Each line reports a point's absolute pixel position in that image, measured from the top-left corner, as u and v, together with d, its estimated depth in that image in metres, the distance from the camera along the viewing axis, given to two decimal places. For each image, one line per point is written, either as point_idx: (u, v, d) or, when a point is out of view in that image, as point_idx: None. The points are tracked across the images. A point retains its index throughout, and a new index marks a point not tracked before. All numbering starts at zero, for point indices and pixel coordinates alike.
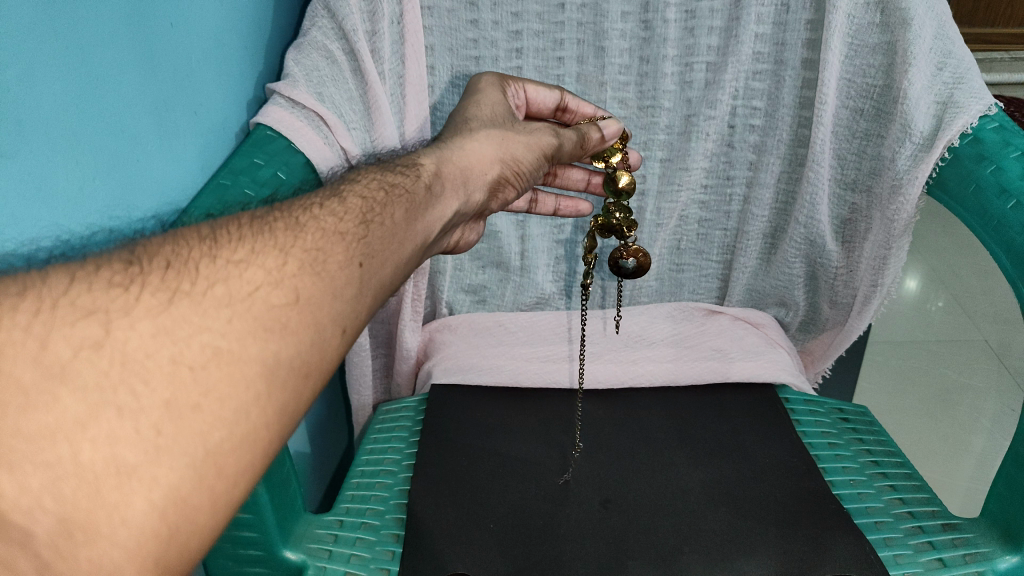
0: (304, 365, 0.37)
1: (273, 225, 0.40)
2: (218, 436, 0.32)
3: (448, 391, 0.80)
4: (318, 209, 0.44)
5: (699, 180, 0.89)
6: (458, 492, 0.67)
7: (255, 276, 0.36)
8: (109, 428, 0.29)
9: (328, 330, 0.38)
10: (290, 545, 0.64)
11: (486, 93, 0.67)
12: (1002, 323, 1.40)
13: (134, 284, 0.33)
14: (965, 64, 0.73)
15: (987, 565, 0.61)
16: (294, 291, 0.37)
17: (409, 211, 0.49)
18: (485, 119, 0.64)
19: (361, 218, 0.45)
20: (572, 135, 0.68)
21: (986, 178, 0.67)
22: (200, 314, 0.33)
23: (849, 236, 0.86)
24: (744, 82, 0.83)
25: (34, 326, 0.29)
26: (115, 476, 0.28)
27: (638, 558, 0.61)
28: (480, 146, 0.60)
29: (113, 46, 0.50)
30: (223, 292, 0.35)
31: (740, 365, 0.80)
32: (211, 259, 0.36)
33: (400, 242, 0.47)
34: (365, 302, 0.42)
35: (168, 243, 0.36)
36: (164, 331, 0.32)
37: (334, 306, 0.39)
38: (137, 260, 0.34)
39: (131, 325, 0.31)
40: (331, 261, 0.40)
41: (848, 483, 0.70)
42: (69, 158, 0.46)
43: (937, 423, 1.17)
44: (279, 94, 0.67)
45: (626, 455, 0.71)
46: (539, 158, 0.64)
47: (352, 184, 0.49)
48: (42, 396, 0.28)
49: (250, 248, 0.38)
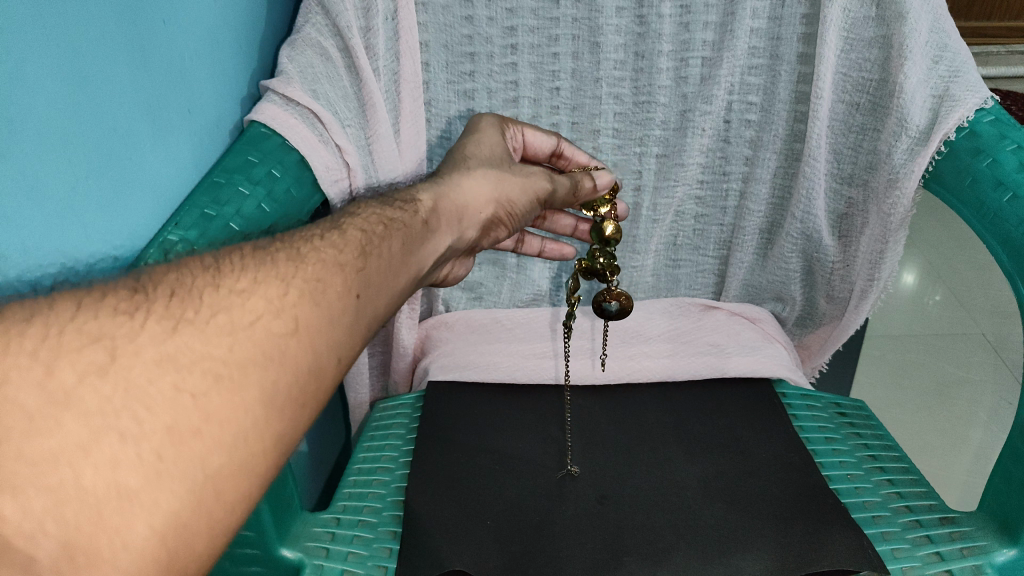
0: (300, 394, 0.38)
1: (275, 255, 0.42)
2: (217, 462, 0.33)
3: (444, 389, 0.80)
4: (319, 240, 0.45)
5: (694, 176, 0.88)
6: (454, 490, 0.67)
7: (256, 305, 0.38)
8: (111, 453, 0.30)
9: (324, 357, 0.40)
10: (288, 545, 0.63)
11: (485, 131, 0.67)
12: (998, 316, 1.41)
13: (139, 311, 0.34)
14: (961, 58, 0.73)
15: (984, 558, 0.60)
16: (294, 320, 0.39)
17: (404, 243, 0.50)
18: (483, 158, 0.63)
19: (360, 250, 0.46)
20: (566, 181, 0.68)
21: (981, 171, 0.67)
22: (202, 341, 0.34)
23: (845, 230, 0.86)
24: (740, 77, 0.82)
25: (41, 351, 0.30)
26: (117, 500, 0.29)
27: (635, 554, 0.61)
28: (477, 183, 0.60)
29: (102, 46, 0.50)
30: (225, 320, 0.36)
31: (737, 359, 0.80)
32: (214, 287, 0.37)
33: (393, 272, 0.48)
34: (361, 331, 0.43)
35: (171, 271, 0.38)
36: (167, 357, 0.33)
37: (331, 336, 0.41)
38: (142, 287, 0.36)
39: (135, 352, 0.32)
40: (330, 291, 0.42)
41: (845, 477, 0.70)
42: (62, 160, 0.46)
43: (933, 416, 1.18)
44: (273, 93, 0.67)
45: (622, 452, 0.71)
46: (532, 202, 0.65)
47: (350, 215, 0.50)
48: (46, 422, 0.29)
49: (253, 277, 0.39)
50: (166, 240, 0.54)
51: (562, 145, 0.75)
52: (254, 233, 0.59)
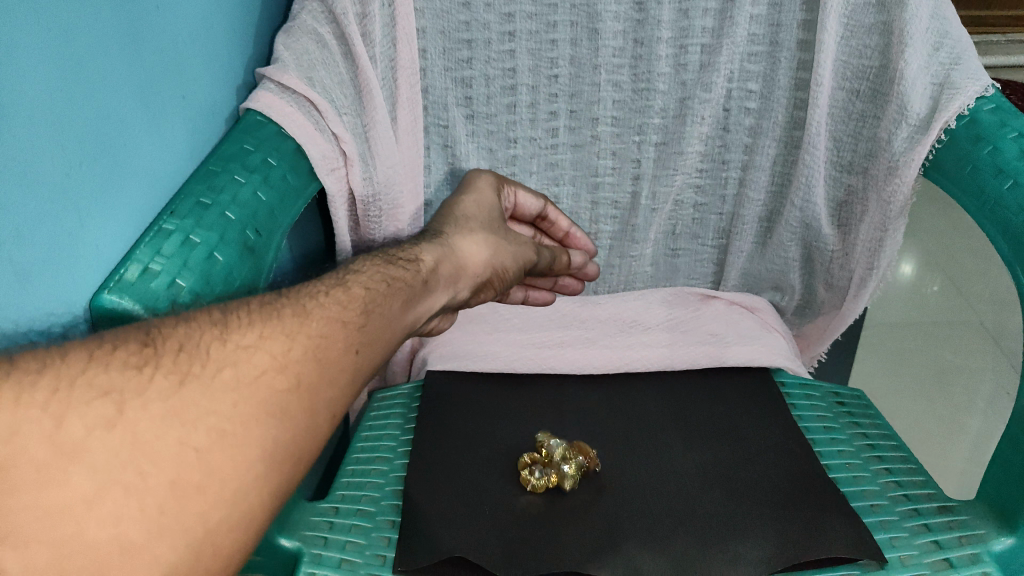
0: (298, 450, 0.42)
1: (281, 311, 0.46)
2: (215, 516, 0.37)
3: (443, 378, 0.79)
4: (323, 297, 0.50)
5: (694, 164, 0.88)
6: (452, 479, 0.67)
7: (259, 361, 0.42)
8: (116, 505, 0.34)
9: (319, 414, 0.44)
10: (285, 534, 0.63)
11: (482, 192, 0.74)
12: (998, 304, 1.40)
13: (148, 366, 0.39)
14: (961, 45, 0.73)
15: (982, 547, 0.60)
16: (293, 377, 0.43)
17: (403, 304, 0.55)
18: (481, 220, 0.70)
19: (363, 308, 0.51)
20: (548, 254, 0.79)
21: (982, 159, 0.67)
22: (207, 398, 0.39)
23: (844, 219, 0.85)
24: (739, 65, 0.82)
25: (53, 406, 0.35)
26: (119, 552, 0.33)
27: (633, 540, 0.61)
28: (475, 247, 0.66)
29: (96, 30, 0.49)
30: (229, 377, 0.40)
31: (735, 348, 0.80)
32: (221, 343, 0.42)
33: (391, 329, 0.53)
34: (356, 387, 0.47)
35: (182, 325, 0.42)
36: (172, 414, 0.37)
37: (327, 393, 0.45)
38: (153, 341, 0.40)
39: (142, 407, 0.37)
40: (331, 349, 0.46)
41: (844, 466, 0.70)
42: (54, 145, 0.45)
43: (931, 404, 1.18)
44: (269, 80, 0.67)
45: (620, 442, 0.71)
46: (519, 269, 0.72)
47: (356, 272, 0.54)
48: (56, 475, 0.33)
49: (259, 333, 0.44)
50: (163, 228, 0.53)
51: (548, 211, 0.84)
52: (250, 221, 0.58)
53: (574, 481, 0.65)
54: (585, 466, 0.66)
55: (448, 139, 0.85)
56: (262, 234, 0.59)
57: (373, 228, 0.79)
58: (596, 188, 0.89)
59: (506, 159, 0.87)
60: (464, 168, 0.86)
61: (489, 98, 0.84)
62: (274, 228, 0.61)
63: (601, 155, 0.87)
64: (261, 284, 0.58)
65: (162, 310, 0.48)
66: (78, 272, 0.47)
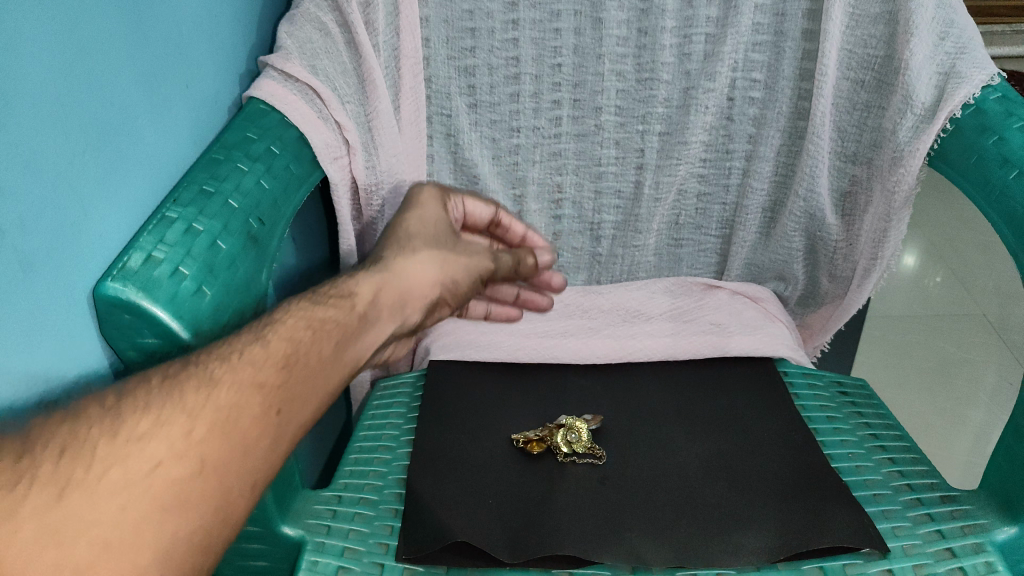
0: (204, 539, 0.40)
1: (185, 382, 0.44)
2: None
3: (446, 368, 0.79)
4: (237, 354, 0.47)
5: (698, 154, 0.87)
6: (455, 469, 0.67)
7: (155, 451, 0.40)
8: None
9: (230, 492, 0.42)
10: (289, 522, 0.63)
11: (427, 207, 0.70)
12: (1001, 296, 1.40)
13: (22, 480, 0.36)
14: (967, 34, 0.73)
15: (985, 536, 0.60)
16: (198, 461, 0.41)
17: (337, 346, 0.53)
18: (427, 237, 0.66)
19: (281, 362, 0.49)
20: (509, 259, 0.72)
21: (987, 149, 0.67)
22: (92, 505, 0.37)
23: (849, 209, 0.85)
24: (744, 54, 0.81)
25: None
26: None
27: (634, 529, 0.61)
28: (422, 267, 0.63)
29: (98, 18, 0.49)
30: (118, 476, 0.38)
31: (738, 338, 0.80)
32: (110, 438, 0.39)
33: (319, 375, 0.51)
34: (273, 452, 0.46)
35: (65, 424, 0.40)
36: (49, 531, 0.35)
37: (240, 469, 0.43)
38: (31, 449, 0.38)
39: (15, 529, 0.35)
40: (243, 418, 0.44)
41: (847, 456, 0.70)
42: (57, 132, 0.45)
43: (934, 396, 1.18)
44: (273, 69, 0.67)
45: (623, 433, 0.71)
46: (475, 280, 0.68)
47: (278, 317, 0.52)
48: None
49: (157, 415, 0.41)
50: (166, 217, 0.53)
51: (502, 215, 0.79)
52: (253, 210, 0.58)
53: (570, 452, 0.67)
54: (588, 451, 0.68)
55: (450, 128, 0.84)
56: (266, 222, 0.59)
57: (376, 217, 0.78)
58: (599, 178, 0.89)
59: (510, 149, 0.86)
60: (466, 157, 0.85)
61: (493, 87, 0.83)
62: (277, 217, 0.61)
63: (604, 144, 0.87)
64: (264, 273, 0.58)
65: (166, 298, 0.48)
66: (83, 259, 0.47)
